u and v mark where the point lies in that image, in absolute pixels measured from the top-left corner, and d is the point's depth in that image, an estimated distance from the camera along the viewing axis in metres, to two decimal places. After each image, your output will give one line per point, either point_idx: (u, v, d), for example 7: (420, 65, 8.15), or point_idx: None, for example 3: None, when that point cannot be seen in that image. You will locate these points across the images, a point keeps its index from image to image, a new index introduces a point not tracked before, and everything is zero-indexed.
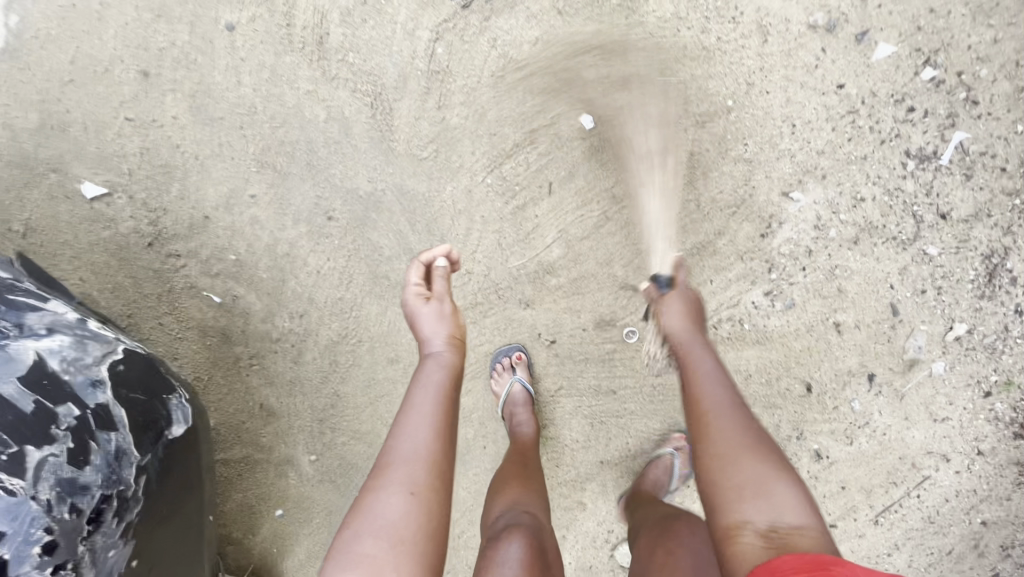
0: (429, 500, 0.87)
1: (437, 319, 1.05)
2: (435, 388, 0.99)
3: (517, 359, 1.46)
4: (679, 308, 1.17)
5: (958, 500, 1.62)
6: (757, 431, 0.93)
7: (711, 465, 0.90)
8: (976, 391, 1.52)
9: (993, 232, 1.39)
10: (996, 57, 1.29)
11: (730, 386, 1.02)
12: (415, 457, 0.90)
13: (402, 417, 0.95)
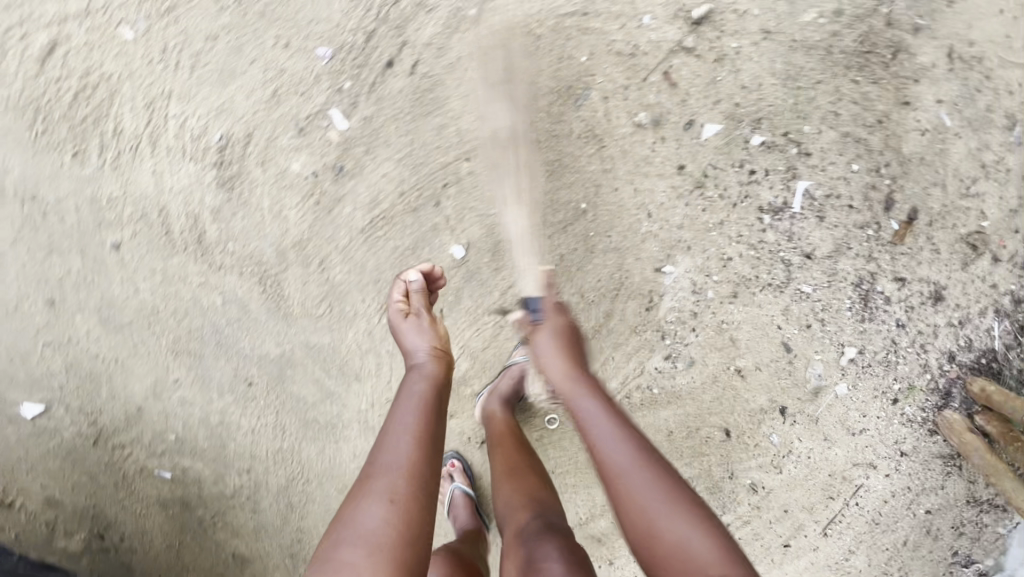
0: (410, 503, 0.90)
1: (420, 332, 1.17)
2: (418, 395, 1.06)
3: (453, 467, 1.55)
4: (551, 336, 1.16)
5: (896, 498, 1.71)
6: (648, 449, 0.98)
7: (626, 510, 0.93)
8: (884, 400, 1.61)
9: (857, 262, 1.49)
10: (814, 113, 1.39)
11: (613, 411, 1.04)
12: (397, 463, 0.94)
13: (388, 426, 1.01)
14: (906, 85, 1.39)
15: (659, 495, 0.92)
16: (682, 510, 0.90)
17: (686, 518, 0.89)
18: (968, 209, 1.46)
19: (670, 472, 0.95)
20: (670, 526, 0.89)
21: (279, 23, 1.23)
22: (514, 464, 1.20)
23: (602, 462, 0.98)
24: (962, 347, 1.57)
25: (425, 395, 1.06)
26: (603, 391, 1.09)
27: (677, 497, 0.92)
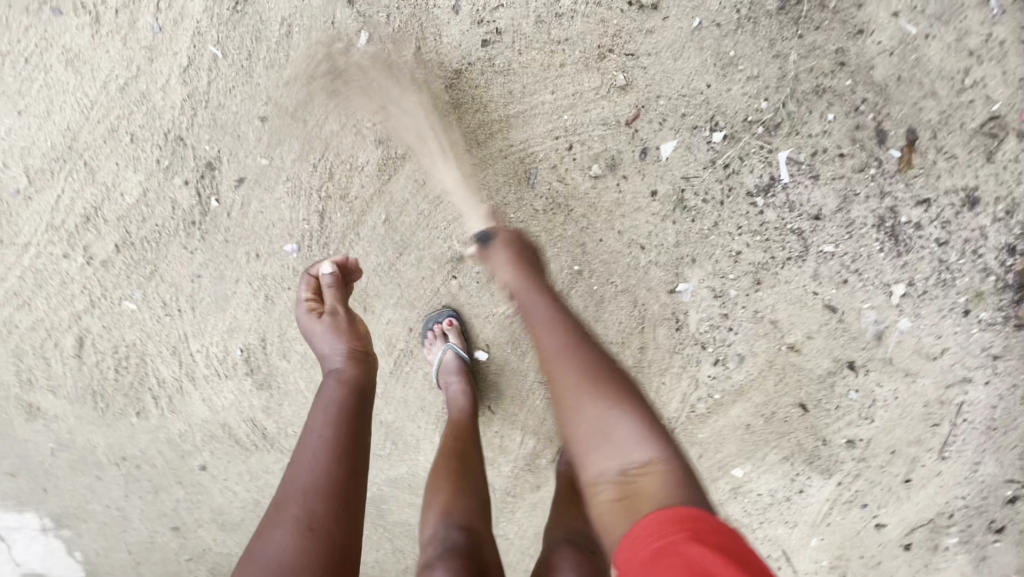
0: (321, 537, 0.86)
1: (333, 330, 1.14)
2: (338, 403, 1.04)
3: (449, 326, 1.40)
4: (508, 260, 1.14)
5: (1008, 399, 1.61)
6: (619, 379, 0.92)
7: (559, 400, 0.93)
8: (954, 316, 1.53)
9: (869, 203, 1.41)
10: (766, 85, 1.31)
11: (586, 341, 0.98)
12: (308, 489, 0.91)
13: (304, 443, 0.99)
14: (853, 15, 1.29)
15: (621, 412, 0.87)
16: (648, 440, 0.84)
17: (643, 448, 0.83)
18: (971, 103, 1.34)
19: (635, 402, 0.89)
20: (618, 454, 0.84)
21: (242, 239, 1.30)
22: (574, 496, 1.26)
23: (558, 378, 0.94)
24: (1019, 236, 1.45)
25: (343, 402, 1.04)
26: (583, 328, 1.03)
27: (645, 432, 0.85)
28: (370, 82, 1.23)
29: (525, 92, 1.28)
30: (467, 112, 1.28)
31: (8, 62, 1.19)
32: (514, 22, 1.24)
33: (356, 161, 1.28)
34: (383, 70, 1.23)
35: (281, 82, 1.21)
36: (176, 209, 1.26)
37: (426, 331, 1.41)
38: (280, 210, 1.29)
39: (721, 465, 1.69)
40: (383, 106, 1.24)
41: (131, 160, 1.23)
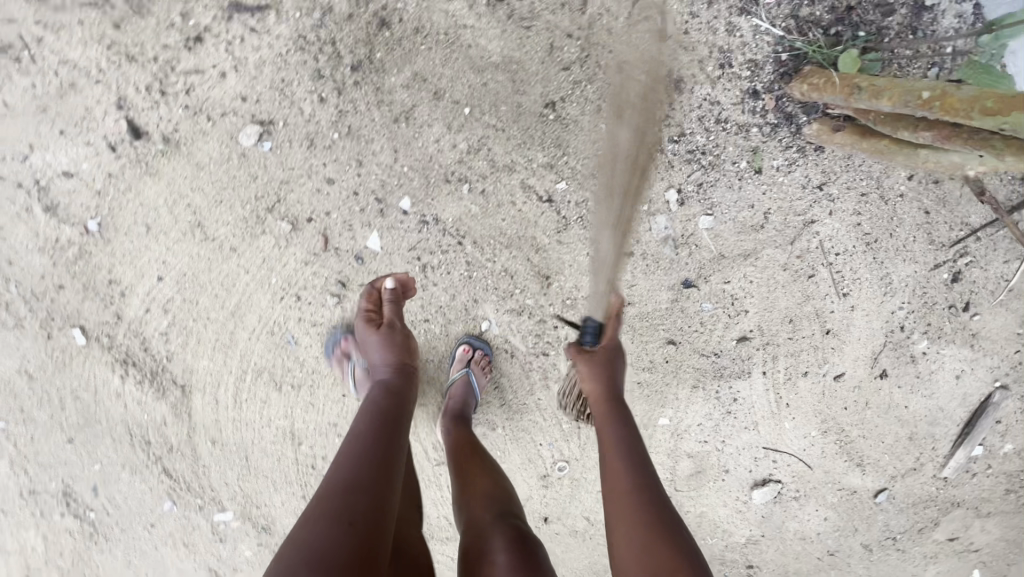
0: (365, 539, 0.82)
1: (382, 343, 1.19)
2: (381, 412, 1.07)
3: None
4: (602, 363, 1.23)
5: (866, 208, 1.48)
6: (648, 463, 1.07)
7: (608, 490, 1.06)
8: (750, 181, 1.41)
9: (583, 152, 1.33)
10: (406, 135, 1.26)
11: (636, 436, 1.12)
12: (352, 489, 0.88)
13: (354, 437, 1.00)
14: (429, 22, 1.20)
15: (643, 493, 1.01)
16: (644, 504, 0.99)
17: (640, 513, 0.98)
18: (604, 7, 1.24)
19: (654, 496, 1.01)
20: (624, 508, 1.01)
21: (132, 522, 1.50)
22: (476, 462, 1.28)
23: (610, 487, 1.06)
24: (749, 76, 1.31)
25: (381, 408, 1.09)
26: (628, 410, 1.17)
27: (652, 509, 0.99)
28: (113, 365, 1.36)
29: (227, 286, 1.34)
30: (198, 331, 1.36)
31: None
32: (168, 250, 1.29)
33: (156, 420, 1.42)
34: (113, 351, 1.34)
35: (58, 410, 1.38)
36: (74, 533, 1.49)
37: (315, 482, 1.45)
38: (137, 487, 1.47)
39: (647, 423, 1.70)
40: (137, 373, 1.37)
41: (19, 523, 1.48)
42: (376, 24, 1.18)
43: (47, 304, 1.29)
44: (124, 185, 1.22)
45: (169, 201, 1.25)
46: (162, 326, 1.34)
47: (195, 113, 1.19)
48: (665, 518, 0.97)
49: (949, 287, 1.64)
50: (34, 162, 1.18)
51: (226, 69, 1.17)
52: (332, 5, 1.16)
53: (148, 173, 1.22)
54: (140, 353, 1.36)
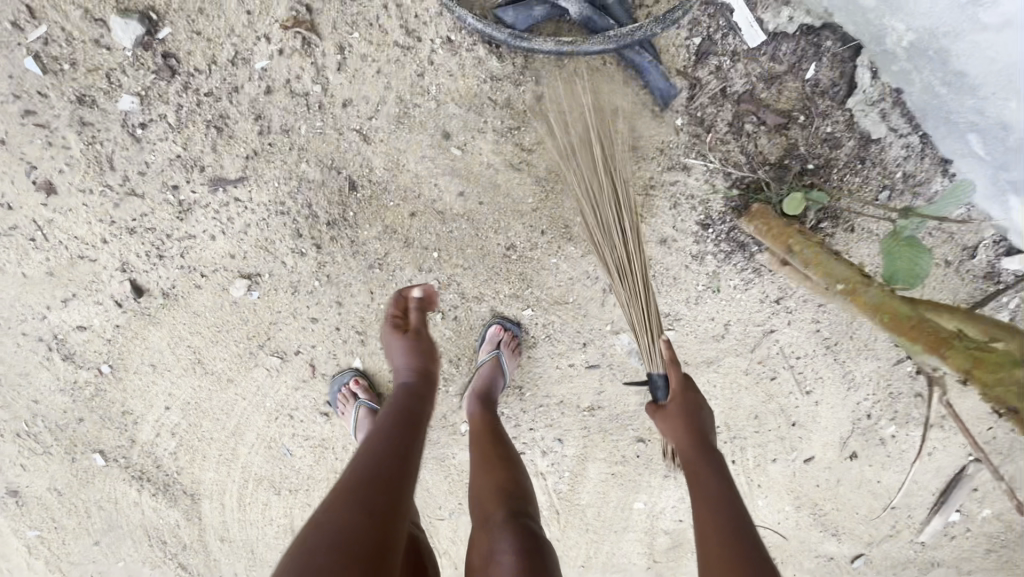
0: (379, 530, 0.83)
1: (406, 348, 1.15)
2: (404, 415, 1.05)
3: (355, 384, 1.43)
4: (679, 417, 1.08)
5: (825, 317, 1.54)
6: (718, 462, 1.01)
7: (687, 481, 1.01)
8: (709, 298, 1.48)
9: (547, 283, 1.42)
10: (380, 277, 1.38)
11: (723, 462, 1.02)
12: (373, 477, 0.91)
13: (377, 433, 1.00)
14: (394, 181, 1.30)
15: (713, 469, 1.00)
16: (716, 485, 0.97)
17: (736, 546, 0.88)
18: (558, 157, 1.31)
19: (742, 521, 0.92)
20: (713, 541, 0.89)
21: None
22: (490, 450, 1.26)
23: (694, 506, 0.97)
24: (701, 210, 1.39)
25: (404, 410, 1.07)
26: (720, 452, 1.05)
27: (733, 530, 0.90)
28: (130, 481, 1.52)
29: (226, 410, 1.48)
30: (203, 449, 1.51)
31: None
32: (174, 384, 1.43)
33: (170, 525, 1.58)
34: (130, 468, 1.50)
35: (84, 519, 1.54)
36: None
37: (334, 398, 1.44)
38: None
39: (624, 514, 1.76)
40: (151, 487, 1.53)
41: None
42: (347, 186, 1.29)
43: (70, 434, 1.44)
44: (131, 333, 1.36)
45: (171, 344, 1.38)
46: (171, 446, 1.50)
47: (190, 271, 1.32)
48: (743, 540, 0.88)
49: (914, 378, 1.69)
50: (50, 320, 1.32)
51: (214, 233, 1.30)
52: (305, 172, 1.27)
53: (151, 322, 1.36)
54: (153, 470, 1.51)
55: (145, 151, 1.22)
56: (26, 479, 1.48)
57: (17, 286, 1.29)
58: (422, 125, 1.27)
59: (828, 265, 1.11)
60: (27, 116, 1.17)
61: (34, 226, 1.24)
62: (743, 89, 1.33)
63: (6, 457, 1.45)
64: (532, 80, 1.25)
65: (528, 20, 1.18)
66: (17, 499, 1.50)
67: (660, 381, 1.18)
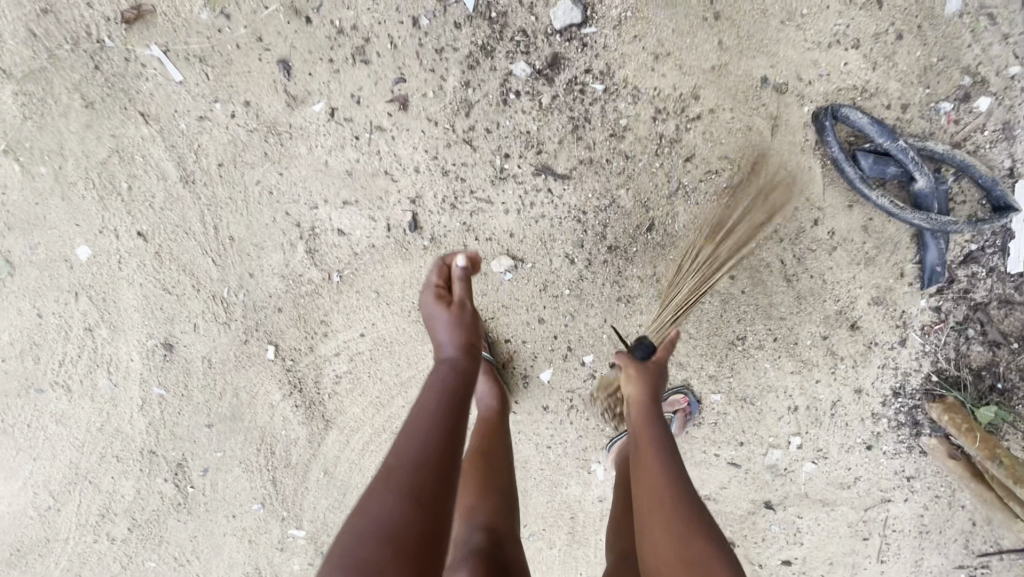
0: (432, 520, 0.74)
1: (453, 318, 1.01)
2: (452, 399, 0.91)
3: None
4: (641, 374, 1.13)
5: (933, 507, 1.69)
6: (693, 503, 0.94)
7: (649, 517, 0.94)
8: (860, 451, 1.61)
9: (748, 380, 1.51)
10: (619, 311, 1.44)
11: (672, 448, 1.03)
12: (424, 461, 0.80)
13: (420, 411, 0.89)
14: (684, 240, 1.37)
15: (678, 494, 0.94)
16: (683, 518, 0.90)
17: (689, 539, 0.88)
18: (822, 284, 1.42)
19: (703, 520, 0.91)
20: (658, 524, 0.92)
21: (219, 507, 1.60)
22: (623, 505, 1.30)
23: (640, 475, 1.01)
24: (900, 379, 1.52)
25: (454, 389, 0.94)
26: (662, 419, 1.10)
27: (690, 520, 0.90)
28: (282, 384, 1.47)
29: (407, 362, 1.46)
30: (366, 384, 1.48)
31: (3, 427, 1.49)
32: (381, 318, 1.42)
33: (289, 438, 1.53)
34: (290, 372, 1.46)
35: (214, 398, 1.48)
36: (163, 497, 1.58)
37: None
38: (241, 482, 1.57)
39: None
40: (297, 397, 1.49)
41: (121, 472, 1.55)
42: (642, 226, 1.36)
43: (259, 318, 1.40)
44: (378, 257, 1.35)
45: (406, 283, 1.38)
46: (340, 370, 1.47)
47: (468, 230, 1.34)
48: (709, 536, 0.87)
49: None
50: (319, 213, 1.30)
51: (510, 209, 1.33)
52: (619, 198, 1.33)
53: (404, 256, 1.35)
54: (310, 383, 1.48)
55: (504, 115, 1.25)
56: (190, 339, 1.41)
57: (312, 170, 1.27)
58: (735, 206, 1.34)
59: None
60: (428, 37, 1.20)
61: (366, 127, 1.24)
62: (983, 299, 1.47)
63: (186, 312, 1.38)
64: (840, 215, 1.37)
65: (877, 173, 1.29)
66: (167, 353, 1.42)
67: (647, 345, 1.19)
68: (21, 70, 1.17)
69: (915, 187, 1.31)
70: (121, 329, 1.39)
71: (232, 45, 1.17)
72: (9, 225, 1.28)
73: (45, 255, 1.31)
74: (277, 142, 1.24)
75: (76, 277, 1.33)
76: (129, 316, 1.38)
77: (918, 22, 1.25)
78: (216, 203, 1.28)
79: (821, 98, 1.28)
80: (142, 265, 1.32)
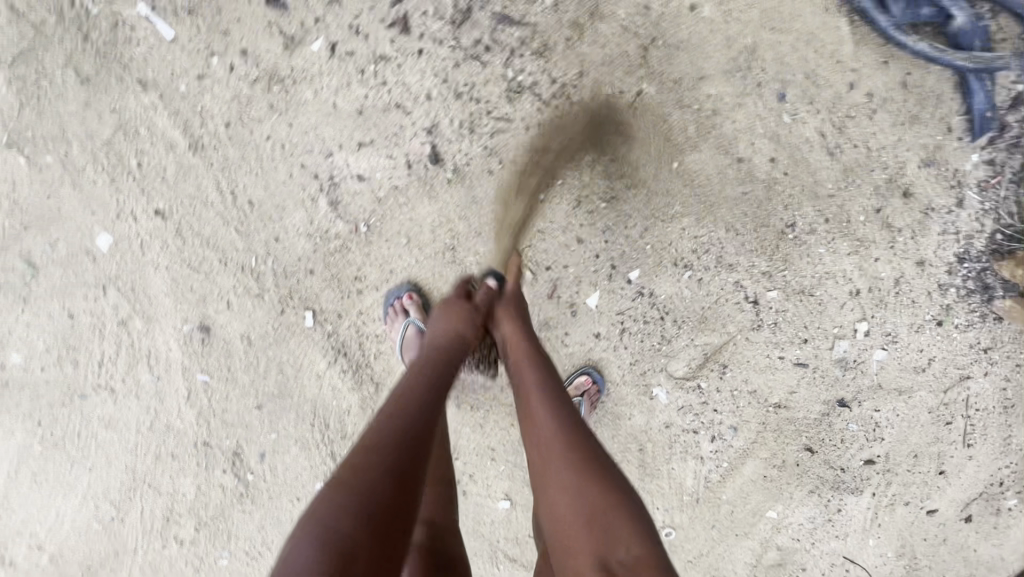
0: (402, 497, 0.81)
1: (461, 321, 1.20)
2: (420, 407, 0.97)
3: (409, 300, 1.35)
4: (505, 317, 1.21)
5: (1017, 379, 1.60)
6: (586, 448, 0.98)
7: (546, 473, 0.98)
8: (931, 329, 1.53)
9: (803, 270, 1.44)
10: (658, 218, 1.37)
11: (562, 399, 1.05)
12: (397, 435, 0.89)
13: (402, 396, 0.99)
14: (716, 128, 1.30)
15: (576, 439, 0.99)
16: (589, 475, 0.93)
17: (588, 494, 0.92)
18: (867, 154, 1.34)
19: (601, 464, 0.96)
20: (555, 479, 0.95)
21: (283, 491, 1.55)
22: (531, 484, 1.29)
23: (533, 434, 1.03)
24: (963, 244, 1.44)
25: (434, 380, 1.05)
26: (543, 355, 1.15)
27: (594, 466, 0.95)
28: (326, 351, 1.43)
29: None
30: None
31: (54, 441, 1.46)
32: (413, 266, 1.36)
33: (341, 408, 1.48)
34: (332, 338, 1.42)
35: (260, 377, 1.44)
36: (224, 489, 1.55)
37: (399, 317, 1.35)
38: (300, 463, 1.53)
39: (759, 516, 1.75)
40: (343, 362, 1.44)
41: (178, 470, 1.52)
42: (670, 119, 1.29)
43: (292, 284, 1.35)
44: (403, 199, 1.30)
45: (435, 223, 1.33)
46: (382, 328, 1.41)
47: (491, 154, 1.28)
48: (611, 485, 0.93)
49: None
50: (336, 160, 1.25)
51: (530, 124, 1.27)
52: (644, 92, 1.26)
53: (429, 194, 1.30)
54: (353, 345, 1.43)
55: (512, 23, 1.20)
56: (225, 318, 1.37)
57: (321, 115, 1.21)
58: (763, 82, 1.27)
59: None
60: None
61: (370, 60, 1.19)
62: None
63: (217, 290, 1.34)
64: (877, 74, 1.29)
65: (911, 18, 1.23)
66: (204, 337, 1.38)
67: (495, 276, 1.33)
68: (11, 55, 1.13)
69: (952, 26, 1.24)
70: (155, 318, 1.35)
71: None
72: (25, 224, 1.24)
73: (66, 251, 1.27)
74: (281, 90, 1.19)
75: (102, 269, 1.29)
76: (161, 302, 1.34)
77: None
78: (228, 167, 1.24)
79: None
80: (165, 245, 1.28)
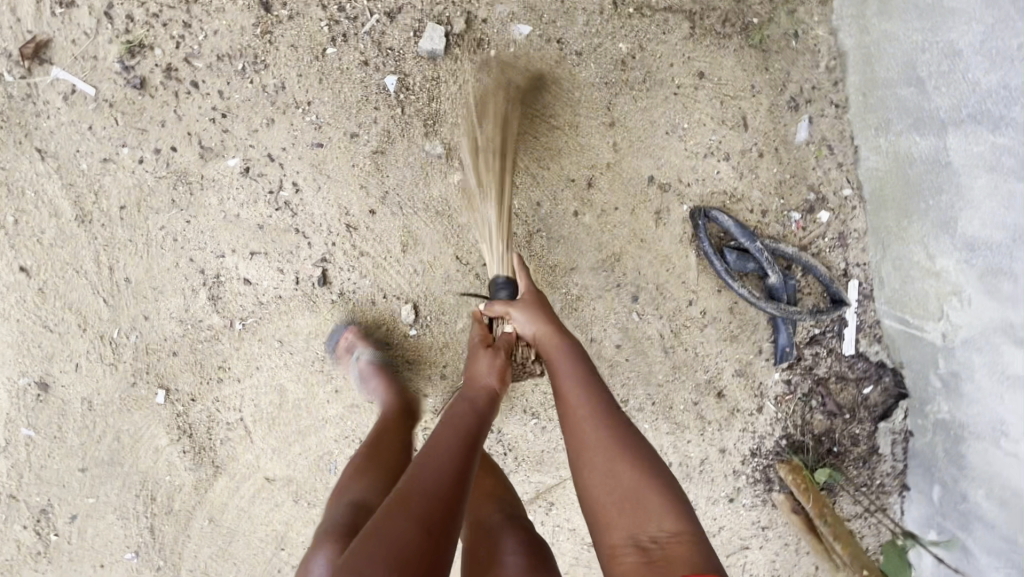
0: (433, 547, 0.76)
1: (491, 366, 1.06)
2: (458, 453, 0.88)
3: (351, 338, 1.36)
4: (529, 314, 1.06)
5: (788, 557, 1.83)
6: (628, 434, 0.93)
7: (583, 455, 0.92)
8: (724, 504, 1.77)
9: None
10: None
11: (604, 401, 0.97)
12: (433, 489, 0.81)
13: (438, 439, 0.90)
14: (577, 310, 1.50)
15: (621, 430, 0.94)
16: (637, 462, 0.89)
17: (634, 479, 0.88)
18: (694, 357, 1.60)
19: (646, 453, 0.92)
20: (601, 459, 0.91)
21: (86, 556, 1.48)
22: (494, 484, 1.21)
23: (567, 418, 0.98)
24: (756, 441, 1.71)
25: (470, 428, 0.94)
26: (581, 349, 1.05)
27: (638, 454, 0.91)
28: (170, 428, 1.42)
29: (308, 410, 1.45)
30: (261, 433, 1.45)
31: None
32: (277, 368, 1.41)
33: (173, 484, 1.46)
34: (179, 418, 1.42)
35: (92, 440, 1.40)
36: (20, 545, 1.45)
37: (332, 350, 1.39)
38: (113, 530, 1.47)
39: None
40: (186, 443, 1.44)
41: None
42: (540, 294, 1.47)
43: (151, 360, 1.36)
44: (284, 308, 1.37)
45: (311, 334, 1.40)
46: (232, 418, 1.43)
47: (376, 287, 1.38)
48: (652, 473, 0.88)
49: None
50: (225, 261, 1.31)
51: (415, 271, 1.37)
52: None
53: (310, 307, 1.38)
54: (201, 429, 1.43)
55: (418, 186, 1.32)
56: (69, 378, 1.35)
57: (220, 221, 1.28)
58: (622, 283, 1.49)
59: (857, 550, 1.60)
60: (342, 108, 1.25)
61: (279, 185, 1.27)
62: (824, 373, 1.64)
63: (68, 350, 1.33)
64: (711, 297, 1.55)
65: (739, 266, 1.48)
66: (41, 392, 1.35)
67: (504, 281, 1.16)
68: None
69: (769, 282, 1.51)
70: None
71: (146, 96, 1.19)
72: None
73: None
74: (186, 191, 1.25)
75: None
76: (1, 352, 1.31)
77: (775, 145, 1.45)
78: (112, 244, 1.26)
79: (697, 198, 1.46)
80: (21, 300, 1.27)
